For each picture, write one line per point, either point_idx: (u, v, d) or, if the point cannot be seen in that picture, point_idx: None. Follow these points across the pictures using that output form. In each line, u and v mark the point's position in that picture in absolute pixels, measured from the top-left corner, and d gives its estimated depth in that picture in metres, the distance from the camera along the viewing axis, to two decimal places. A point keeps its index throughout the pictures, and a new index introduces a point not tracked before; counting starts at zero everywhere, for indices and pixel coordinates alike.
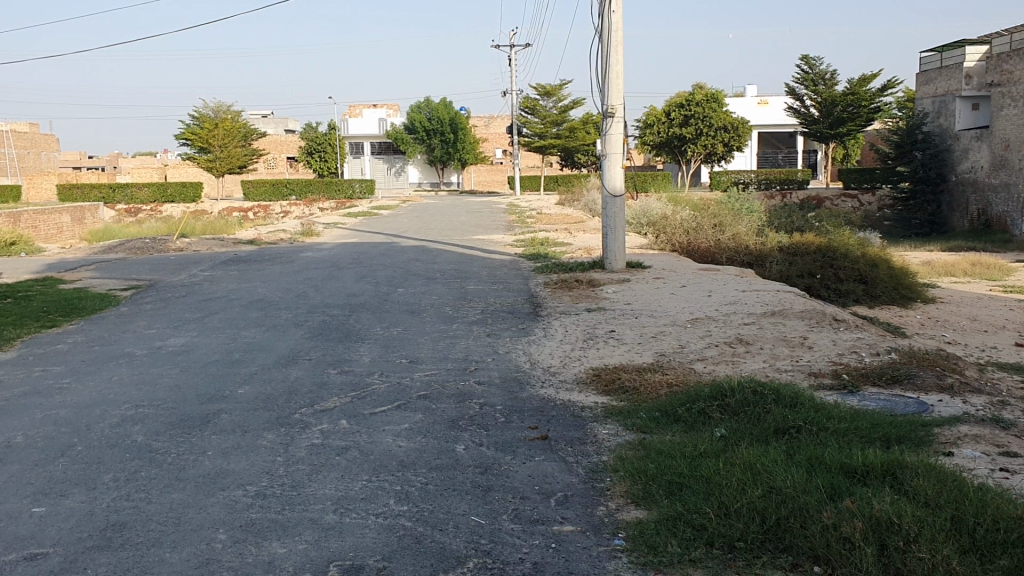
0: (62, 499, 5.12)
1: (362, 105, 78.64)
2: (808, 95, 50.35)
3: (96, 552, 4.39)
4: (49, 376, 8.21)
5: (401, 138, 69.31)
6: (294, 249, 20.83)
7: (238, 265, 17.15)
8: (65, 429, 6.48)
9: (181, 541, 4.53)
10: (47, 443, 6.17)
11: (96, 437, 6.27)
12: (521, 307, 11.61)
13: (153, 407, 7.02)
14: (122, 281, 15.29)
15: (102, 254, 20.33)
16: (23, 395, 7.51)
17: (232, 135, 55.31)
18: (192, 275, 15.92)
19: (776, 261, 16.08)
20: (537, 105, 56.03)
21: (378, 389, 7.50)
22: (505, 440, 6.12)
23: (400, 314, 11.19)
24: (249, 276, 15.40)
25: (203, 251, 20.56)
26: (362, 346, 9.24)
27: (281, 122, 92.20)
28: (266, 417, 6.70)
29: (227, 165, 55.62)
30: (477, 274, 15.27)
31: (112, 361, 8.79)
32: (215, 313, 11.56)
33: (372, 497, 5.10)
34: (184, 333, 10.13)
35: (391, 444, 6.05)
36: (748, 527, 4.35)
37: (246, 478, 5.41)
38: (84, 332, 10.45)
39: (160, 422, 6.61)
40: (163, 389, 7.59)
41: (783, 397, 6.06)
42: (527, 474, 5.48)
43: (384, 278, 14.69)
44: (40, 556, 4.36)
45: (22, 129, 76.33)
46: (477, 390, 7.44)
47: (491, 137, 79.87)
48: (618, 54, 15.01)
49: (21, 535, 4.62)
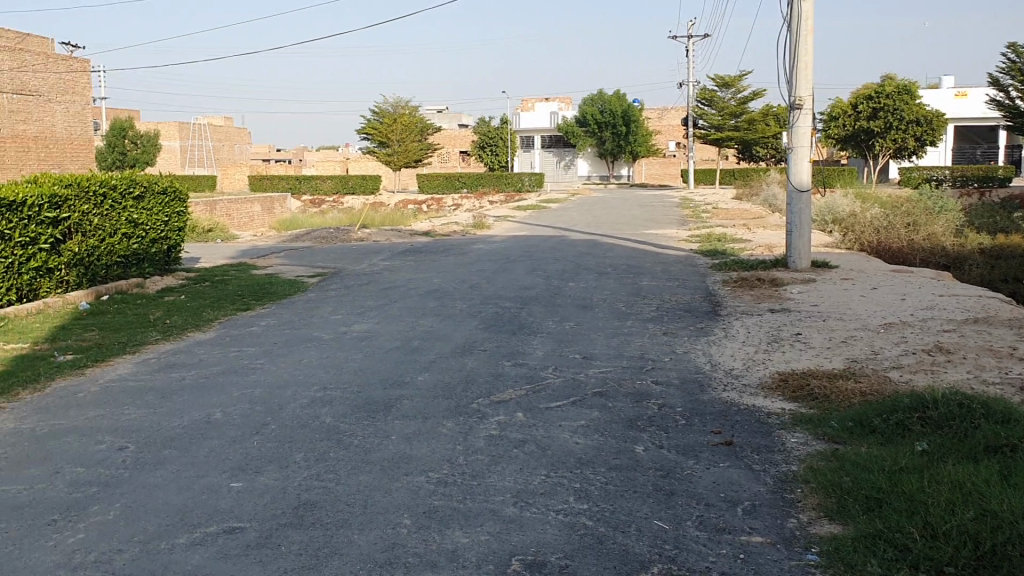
0: (257, 475, 5.35)
1: (535, 99, 79.39)
2: (1013, 86, 46.82)
3: (290, 529, 4.56)
4: (244, 356, 8.66)
5: (572, 131, 70.51)
6: (468, 240, 21.23)
7: (416, 256, 17.64)
8: (259, 407, 6.79)
9: (368, 523, 4.63)
10: (243, 420, 6.48)
11: (288, 416, 6.55)
12: (699, 305, 11.33)
13: (340, 390, 7.27)
14: (309, 269, 16.03)
15: (290, 242, 21.40)
16: (221, 374, 7.95)
17: (410, 130, 57.01)
18: (373, 263, 16.51)
19: (977, 264, 15.02)
20: (714, 96, 54.71)
21: (554, 383, 7.48)
22: (686, 443, 5.94)
23: (574, 308, 11.16)
24: (427, 266, 15.82)
25: (383, 241, 21.30)
26: (536, 339, 9.26)
27: (455, 117, 94.44)
28: (445, 405, 6.80)
29: (405, 159, 57.29)
30: (652, 270, 15.06)
31: (302, 344, 9.20)
32: (395, 301, 11.90)
33: (552, 493, 5.05)
34: (367, 320, 10.49)
35: (570, 440, 6.00)
36: (959, 551, 4.01)
37: (429, 465, 5.49)
38: (275, 316, 11.00)
39: (346, 404, 6.83)
40: (348, 372, 7.86)
41: (994, 412, 5.60)
42: (711, 480, 5.29)
43: (557, 272, 14.72)
44: (238, 530, 4.56)
45: (219, 123, 81.45)
46: (656, 390, 7.29)
47: (666, 130, 78.91)
48: (809, 42, 14.38)
49: (222, 507, 4.85)
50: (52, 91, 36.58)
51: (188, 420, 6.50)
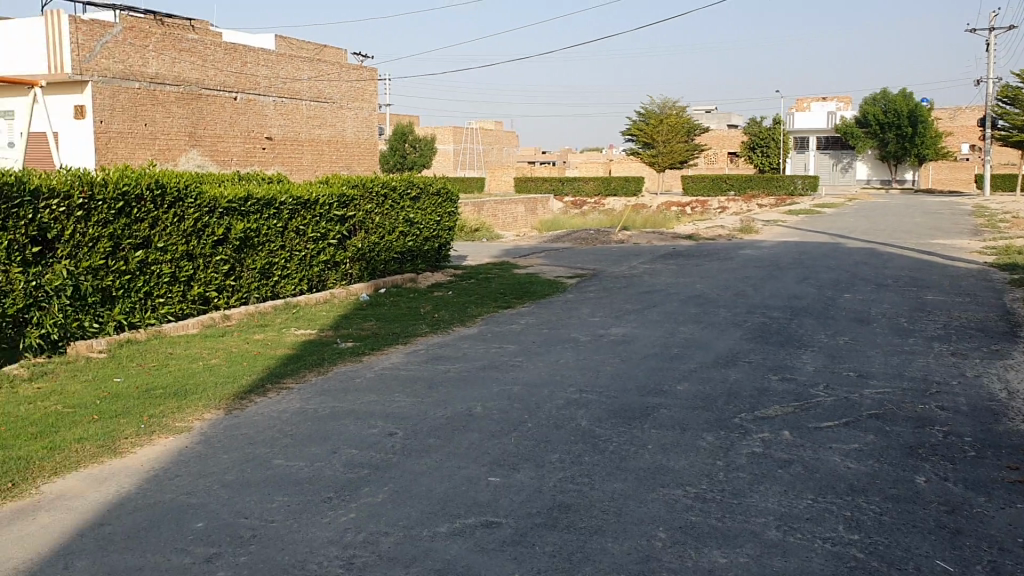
0: (515, 472, 5.43)
1: (810, 100, 75.93)
2: None
3: (544, 529, 4.57)
4: (506, 353, 8.89)
5: (852, 132, 67.03)
6: (732, 246, 20.65)
7: (678, 260, 17.39)
8: (519, 404, 6.92)
9: (622, 532, 4.54)
10: (503, 416, 6.62)
11: (546, 415, 6.61)
12: (993, 325, 10.25)
13: (598, 393, 7.25)
14: (571, 269, 16.26)
15: (553, 243, 21.86)
16: (483, 369, 8.21)
17: (676, 131, 56.61)
18: (633, 266, 16.45)
19: None
20: (1018, 94, 49.61)
21: (823, 401, 7.02)
22: (977, 478, 5.34)
23: (847, 321, 10.47)
24: (689, 271, 15.53)
25: (644, 244, 21.20)
26: (804, 353, 8.76)
27: (723, 119, 92.31)
28: (705, 416, 6.59)
29: (669, 160, 57.05)
30: (938, 283, 13.85)
31: (561, 345, 9.30)
32: (654, 305, 11.76)
33: (820, 520, 4.71)
34: (627, 324, 10.43)
35: (840, 464, 5.59)
36: None
37: (686, 478, 5.31)
38: (536, 315, 11.23)
39: (604, 408, 6.80)
40: (606, 376, 7.83)
41: None
42: (1006, 523, 4.71)
43: (828, 282, 13.92)
44: (494, 524, 4.63)
45: (491, 126, 84.93)
46: (940, 416, 6.64)
47: (958, 132, 72.67)
48: None
49: (480, 501, 4.96)
50: (345, 98, 39.76)
51: (452, 412, 6.74)
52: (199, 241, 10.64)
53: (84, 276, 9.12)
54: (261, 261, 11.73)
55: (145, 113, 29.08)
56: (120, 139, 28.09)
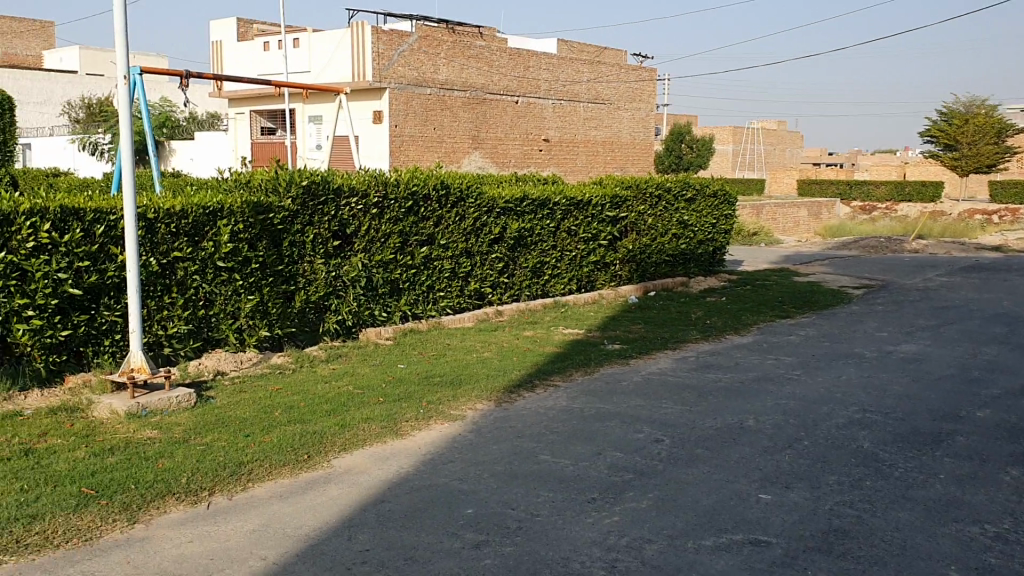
0: (788, 491, 5.16)
1: None
2: None
3: (818, 555, 4.29)
4: (782, 365, 8.51)
5: None
6: None
7: (981, 273, 15.85)
8: (794, 420, 6.59)
9: (906, 567, 4.17)
10: (777, 431, 6.33)
11: (823, 434, 6.24)
12: None
13: (882, 414, 6.74)
14: (855, 279, 15.31)
15: (837, 250, 20.72)
16: (757, 380, 7.90)
17: (984, 132, 51.55)
18: (928, 279, 15.19)
19: None
20: None
21: None
22: None
23: None
24: (994, 287, 14.09)
25: (941, 254, 19.55)
26: None
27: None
28: (1009, 449, 5.91)
29: (974, 163, 52.24)
30: None
31: (842, 359, 8.76)
32: (951, 322, 10.78)
33: None
34: (918, 341, 9.64)
35: None
36: None
37: (985, 515, 4.79)
38: (816, 327, 10.66)
39: (889, 431, 6.30)
40: (893, 396, 7.27)
41: None
42: None
43: None
44: (763, 543, 4.42)
45: (773, 126, 82.04)
46: None
47: None
48: None
49: (749, 517, 4.76)
50: (624, 99, 40.01)
51: (722, 423, 6.54)
52: (478, 239, 11.13)
53: (376, 269, 9.82)
54: (535, 260, 12.06)
55: (435, 117, 30.97)
56: (411, 142, 30.15)
